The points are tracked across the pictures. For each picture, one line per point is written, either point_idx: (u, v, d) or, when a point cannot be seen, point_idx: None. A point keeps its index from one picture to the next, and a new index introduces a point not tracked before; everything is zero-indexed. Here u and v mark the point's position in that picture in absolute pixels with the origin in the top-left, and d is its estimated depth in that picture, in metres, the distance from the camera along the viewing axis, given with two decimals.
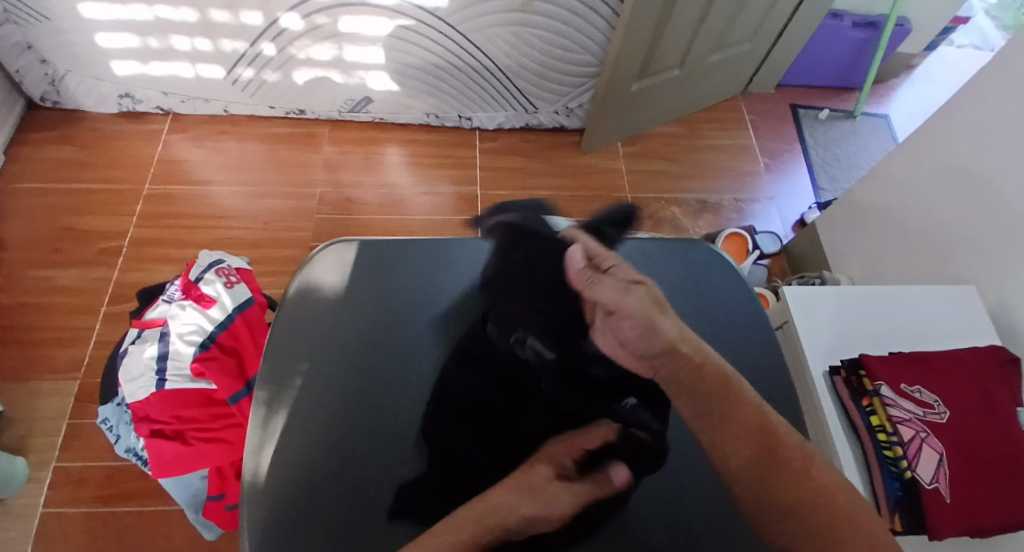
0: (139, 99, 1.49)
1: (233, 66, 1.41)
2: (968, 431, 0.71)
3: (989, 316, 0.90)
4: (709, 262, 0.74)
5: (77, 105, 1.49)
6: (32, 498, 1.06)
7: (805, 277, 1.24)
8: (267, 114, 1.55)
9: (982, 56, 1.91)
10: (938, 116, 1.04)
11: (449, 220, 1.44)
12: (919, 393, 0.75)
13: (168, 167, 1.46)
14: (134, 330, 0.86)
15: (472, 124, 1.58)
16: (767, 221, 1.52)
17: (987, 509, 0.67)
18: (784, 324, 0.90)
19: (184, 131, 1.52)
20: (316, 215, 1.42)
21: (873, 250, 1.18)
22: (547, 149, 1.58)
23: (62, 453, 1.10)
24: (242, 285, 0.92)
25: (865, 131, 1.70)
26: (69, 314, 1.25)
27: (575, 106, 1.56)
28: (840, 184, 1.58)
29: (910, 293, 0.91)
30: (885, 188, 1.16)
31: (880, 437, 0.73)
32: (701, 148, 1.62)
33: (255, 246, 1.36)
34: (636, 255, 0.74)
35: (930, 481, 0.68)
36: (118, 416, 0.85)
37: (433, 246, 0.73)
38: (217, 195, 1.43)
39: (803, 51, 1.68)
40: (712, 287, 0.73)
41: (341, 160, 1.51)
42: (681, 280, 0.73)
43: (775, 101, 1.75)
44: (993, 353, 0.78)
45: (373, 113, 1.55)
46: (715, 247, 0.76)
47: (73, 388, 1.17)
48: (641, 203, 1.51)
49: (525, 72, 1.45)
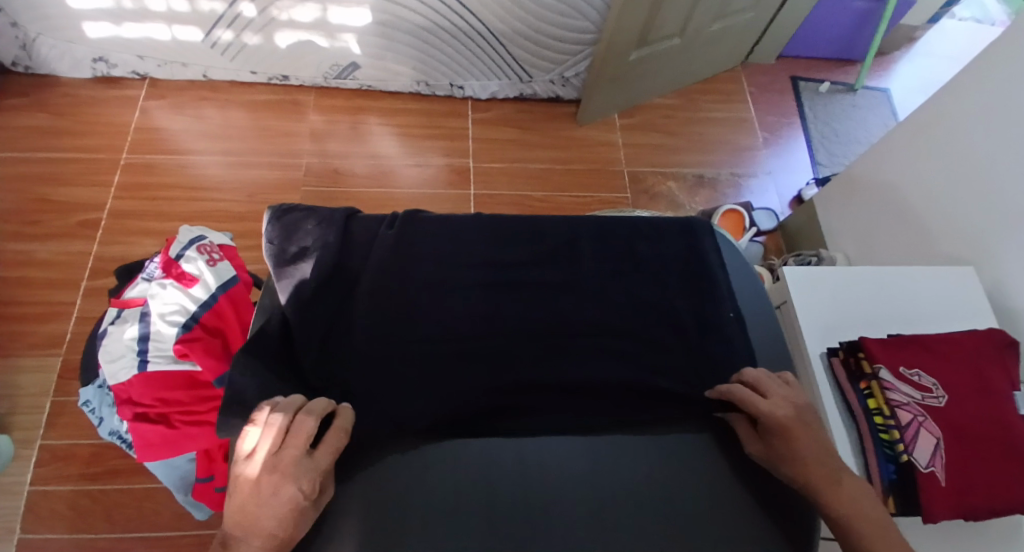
0: (115, 63, 1.42)
1: (213, 28, 1.34)
2: (964, 416, 0.71)
3: (986, 296, 0.90)
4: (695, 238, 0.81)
5: (49, 70, 1.42)
6: (16, 476, 1.04)
7: (801, 254, 1.22)
8: (249, 81, 1.48)
9: (984, 29, 1.87)
10: (943, 90, 1.01)
11: (441, 193, 1.41)
12: (918, 377, 0.74)
13: (147, 135, 1.40)
14: (113, 309, 0.83)
15: (465, 93, 1.52)
16: (764, 196, 1.50)
17: (980, 492, 0.67)
18: (783, 305, 0.89)
19: (163, 97, 1.45)
20: (303, 187, 1.38)
21: (870, 228, 1.17)
22: (542, 120, 1.54)
23: (47, 431, 1.08)
24: (226, 263, 0.88)
25: (864, 105, 1.67)
26: (49, 288, 1.21)
27: (571, 75, 1.51)
28: (839, 160, 1.56)
29: (904, 274, 0.90)
30: (885, 165, 1.13)
31: (876, 421, 0.72)
32: (699, 121, 1.58)
33: (240, 219, 1.32)
34: (627, 231, 0.81)
35: (926, 465, 0.68)
36: (101, 398, 0.83)
37: (441, 226, 0.79)
38: (200, 165, 1.37)
39: (804, 21, 1.64)
40: (692, 257, 0.79)
41: (327, 130, 1.46)
42: (659, 263, 0.78)
43: (774, 73, 1.71)
44: (993, 337, 0.77)
45: (360, 81, 1.49)
46: (701, 222, 0.84)
47: (54, 365, 1.14)
48: (637, 177, 1.48)
49: (521, 39, 1.39)
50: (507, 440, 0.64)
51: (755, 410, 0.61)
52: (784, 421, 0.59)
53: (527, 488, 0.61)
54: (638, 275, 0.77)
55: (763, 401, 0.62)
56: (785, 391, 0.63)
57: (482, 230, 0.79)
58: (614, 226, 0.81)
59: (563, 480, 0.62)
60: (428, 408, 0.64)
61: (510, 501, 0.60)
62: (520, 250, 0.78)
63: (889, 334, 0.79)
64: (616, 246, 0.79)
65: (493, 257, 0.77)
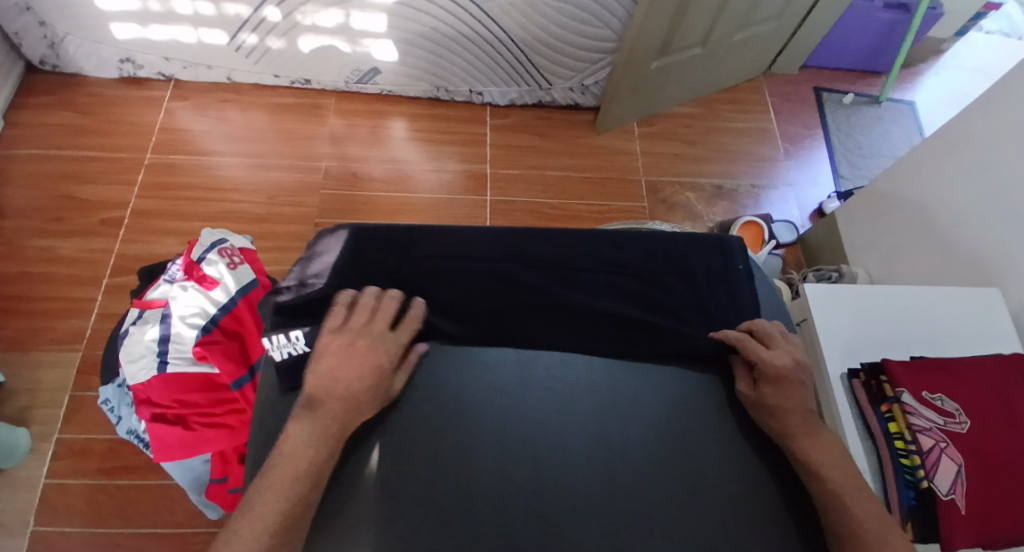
0: (141, 64, 1.44)
1: (237, 32, 1.35)
2: (987, 444, 0.69)
3: (1011, 319, 0.88)
4: (714, 247, 0.79)
5: (77, 69, 1.44)
6: (34, 470, 1.06)
7: (821, 269, 1.21)
8: (272, 83, 1.50)
9: (1013, 42, 1.84)
10: (972, 106, 0.99)
11: (457, 199, 1.41)
12: (940, 401, 0.72)
13: (170, 135, 1.42)
14: (134, 310, 0.84)
15: (483, 100, 1.53)
16: (784, 208, 1.48)
17: (1003, 523, 0.66)
18: (803, 322, 0.88)
19: (187, 99, 1.48)
20: (321, 190, 1.39)
21: (893, 245, 1.15)
22: (560, 128, 1.54)
23: (64, 425, 1.10)
24: (246, 267, 0.90)
25: (888, 118, 1.64)
26: (70, 285, 1.23)
27: (591, 83, 1.50)
28: (861, 173, 1.53)
29: (928, 294, 0.88)
30: (911, 181, 1.11)
31: (897, 445, 0.71)
32: (719, 131, 1.57)
33: (259, 220, 1.33)
34: (644, 239, 0.79)
35: (947, 492, 0.66)
36: (120, 398, 0.84)
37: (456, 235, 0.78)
38: (221, 166, 1.39)
39: (829, 32, 1.62)
40: (711, 267, 0.77)
41: (347, 133, 1.47)
42: (676, 272, 0.77)
43: (797, 84, 1.69)
44: (1018, 363, 0.76)
45: (381, 85, 1.50)
46: (727, 237, 0.81)
47: (74, 360, 1.16)
48: (655, 186, 1.47)
49: (541, 46, 1.39)
50: (518, 445, 0.63)
51: (754, 354, 0.66)
52: (781, 369, 0.64)
53: (537, 496, 0.60)
54: (652, 284, 0.76)
55: (766, 351, 0.66)
56: (784, 341, 0.68)
57: (497, 237, 0.78)
58: (632, 235, 0.80)
59: (579, 487, 0.61)
60: (442, 412, 0.65)
61: (519, 507, 0.59)
62: (535, 258, 0.77)
63: (913, 357, 0.78)
64: (633, 255, 0.78)
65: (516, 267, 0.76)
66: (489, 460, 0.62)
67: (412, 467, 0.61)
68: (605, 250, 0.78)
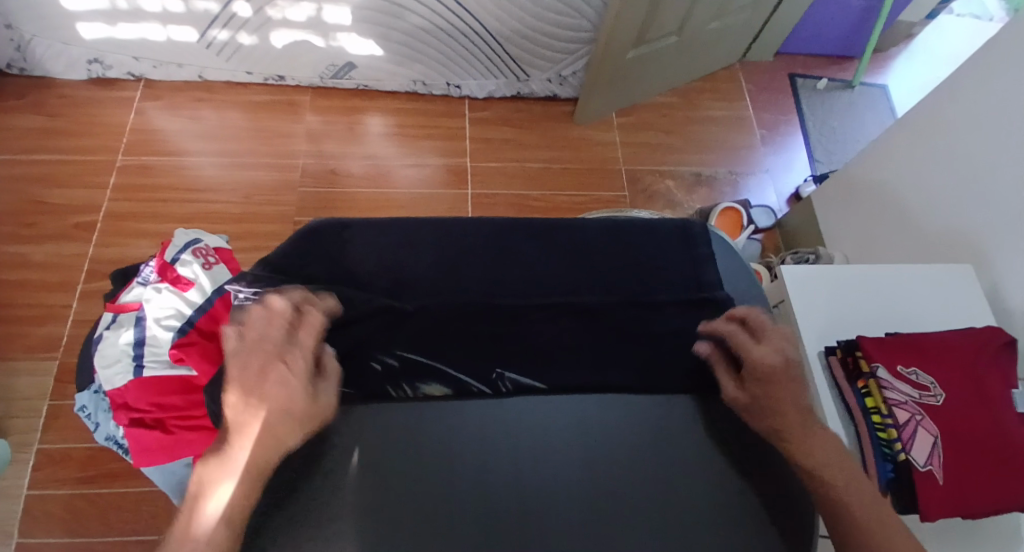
0: (110, 64, 1.41)
1: (207, 28, 1.33)
2: (962, 414, 0.71)
3: (984, 296, 0.90)
4: (670, 233, 0.78)
5: (44, 71, 1.41)
6: (13, 480, 1.04)
7: (799, 253, 1.22)
8: (245, 81, 1.48)
9: (982, 26, 1.86)
10: (942, 87, 1.01)
11: (438, 193, 1.40)
12: (915, 376, 0.74)
13: (142, 137, 1.40)
14: (109, 314, 0.84)
15: (462, 92, 1.52)
16: (761, 195, 1.50)
17: (980, 492, 0.67)
18: (780, 304, 0.90)
19: (158, 98, 1.45)
20: (300, 188, 1.37)
21: (867, 226, 1.16)
22: (540, 119, 1.53)
23: (43, 434, 1.08)
24: (221, 266, 0.89)
25: (862, 103, 1.66)
26: (45, 291, 1.20)
27: (568, 73, 1.50)
28: (837, 157, 1.56)
29: (903, 273, 0.90)
30: (884, 164, 1.13)
31: (874, 419, 0.73)
32: (697, 119, 1.58)
33: (236, 220, 1.31)
34: (608, 232, 0.77)
35: (924, 463, 0.68)
36: (97, 403, 0.83)
37: (422, 239, 0.74)
38: (196, 166, 1.37)
39: (802, 18, 1.63)
40: (667, 264, 0.76)
41: (324, 130, 1.45)
42: (625, 266, 0.75)
43: (773, 70, 1.70)
44: (991, 336, 0.77)
45: (357, 80, 1.48)
46: (692, 228, 0.79)
47: (51, 368, 1.14)
48: (635, 175, 1.48)
49: (519, 37, 1.38)
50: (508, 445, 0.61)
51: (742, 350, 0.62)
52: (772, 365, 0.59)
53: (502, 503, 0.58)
54: (614, 279, 0.74)
55: (754, 347, 0.61)
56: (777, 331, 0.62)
57: (462, 239, 0.75)
58: (596, 225, 0.78)
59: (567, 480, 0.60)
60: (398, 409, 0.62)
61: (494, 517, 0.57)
62: (495, 264, 0.73)
63: (887, 335, 0.79)
64: (594, 253, 0.76)
65: (454, 266, 0.73)
66: (467, 469, 0.60)
67: (386, 465, 0.59)
68: (564, 244, 0.76)
